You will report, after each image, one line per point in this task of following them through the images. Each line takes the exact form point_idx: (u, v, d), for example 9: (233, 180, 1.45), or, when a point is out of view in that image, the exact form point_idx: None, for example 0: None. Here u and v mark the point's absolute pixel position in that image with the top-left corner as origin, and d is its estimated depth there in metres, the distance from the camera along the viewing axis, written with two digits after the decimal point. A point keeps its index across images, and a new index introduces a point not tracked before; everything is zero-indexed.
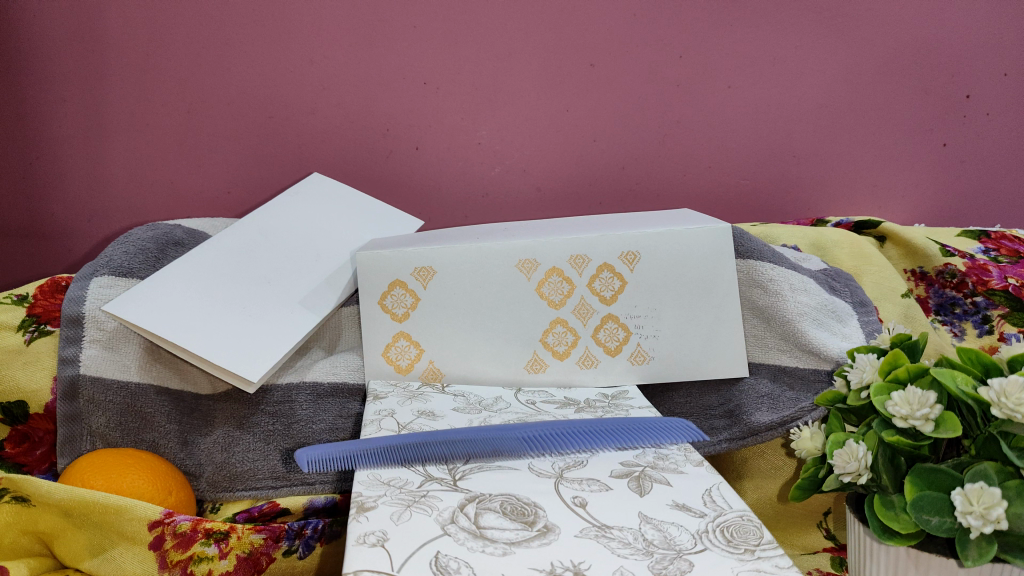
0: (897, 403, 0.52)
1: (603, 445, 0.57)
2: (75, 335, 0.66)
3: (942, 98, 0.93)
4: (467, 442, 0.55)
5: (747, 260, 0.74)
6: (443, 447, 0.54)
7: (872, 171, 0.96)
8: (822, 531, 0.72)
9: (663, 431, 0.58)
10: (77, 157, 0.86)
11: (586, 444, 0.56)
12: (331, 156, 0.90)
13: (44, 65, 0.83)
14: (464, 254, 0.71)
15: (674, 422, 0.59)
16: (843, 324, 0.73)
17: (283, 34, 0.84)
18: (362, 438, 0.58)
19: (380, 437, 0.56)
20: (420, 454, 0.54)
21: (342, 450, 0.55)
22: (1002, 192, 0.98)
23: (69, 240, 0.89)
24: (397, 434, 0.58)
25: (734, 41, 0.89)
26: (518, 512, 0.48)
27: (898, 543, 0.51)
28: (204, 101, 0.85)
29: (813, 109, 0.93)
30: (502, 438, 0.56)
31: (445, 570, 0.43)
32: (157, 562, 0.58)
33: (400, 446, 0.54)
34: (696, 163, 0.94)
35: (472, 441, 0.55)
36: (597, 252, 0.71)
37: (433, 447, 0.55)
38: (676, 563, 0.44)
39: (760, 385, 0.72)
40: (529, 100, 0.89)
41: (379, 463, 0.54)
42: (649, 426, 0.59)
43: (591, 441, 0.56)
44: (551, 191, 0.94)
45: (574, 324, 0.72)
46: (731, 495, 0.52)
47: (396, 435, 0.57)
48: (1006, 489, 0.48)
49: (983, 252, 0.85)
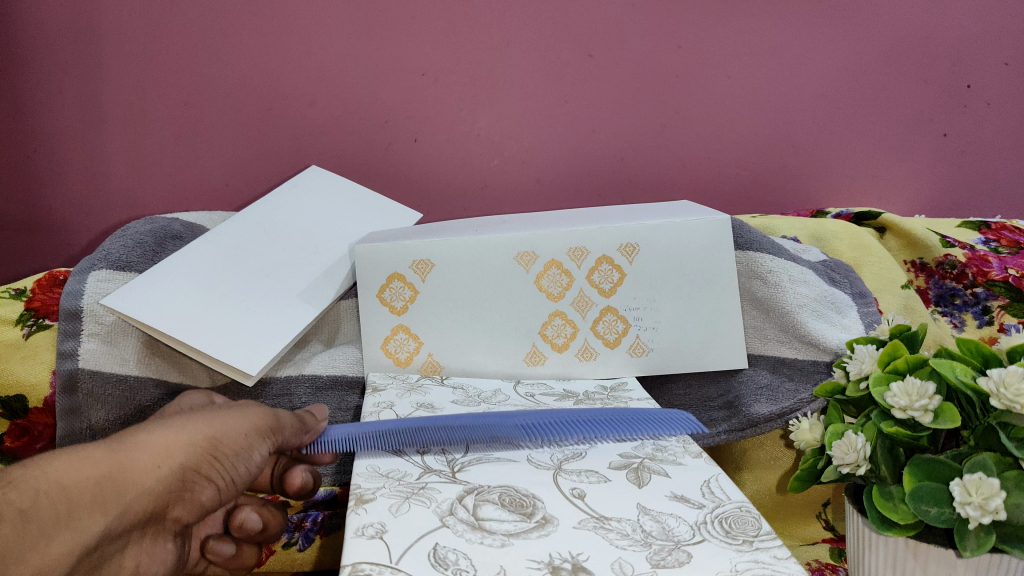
0: (896, 394, 0.52)
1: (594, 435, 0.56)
2: (75, 329, 0.66)
3: (943, 87, 0.93)
4: (461, 429, 0.55)
5: (746, 251, 0.74)
6: (442, 432, 0.54)
7: (873, 162, 0.96)
8: (822, 522, 0.73)
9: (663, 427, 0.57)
10: (77, 150, 0.85)
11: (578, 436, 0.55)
12: (330, 147, 0.89)
13: (41, 57, 0.82)
14: (462, 246, 0.71)
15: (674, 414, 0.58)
16: (843, 315, 0.73)
17: (282, 25, 0.84)
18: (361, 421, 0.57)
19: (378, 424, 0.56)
20: (417, 440, 0.54)
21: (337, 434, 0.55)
22: (1002, 181, 0.98)
23: (68, 234, 0.88)
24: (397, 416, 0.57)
25: (735, 30, 0.88)
26: (516, 503, 0.48)
27: (897, 534, 0.51)
28: (203, 93, 0.85)
29: (814, 99, 0.92)
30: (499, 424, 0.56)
31: (443, 563, 0.43)
32: None
33: (398, 432, 0.54)
34: (696, 153, 0.93)
35: (468, 429, 0.55)
36: (596, 244, 0.71)
37: (430, 433, 0.55)
38: (675, 554, 0.44)
39: (760, 376, 0.73)
40: (528, 91, 0.89)
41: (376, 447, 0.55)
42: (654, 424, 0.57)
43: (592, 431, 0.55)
44: (550, 183, 0.93)
45: (574, 316, 0.72)
46: (730, 486, 0.51)
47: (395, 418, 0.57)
48: (1005, 480, 0.48)
49: (983, 243, 0.84)
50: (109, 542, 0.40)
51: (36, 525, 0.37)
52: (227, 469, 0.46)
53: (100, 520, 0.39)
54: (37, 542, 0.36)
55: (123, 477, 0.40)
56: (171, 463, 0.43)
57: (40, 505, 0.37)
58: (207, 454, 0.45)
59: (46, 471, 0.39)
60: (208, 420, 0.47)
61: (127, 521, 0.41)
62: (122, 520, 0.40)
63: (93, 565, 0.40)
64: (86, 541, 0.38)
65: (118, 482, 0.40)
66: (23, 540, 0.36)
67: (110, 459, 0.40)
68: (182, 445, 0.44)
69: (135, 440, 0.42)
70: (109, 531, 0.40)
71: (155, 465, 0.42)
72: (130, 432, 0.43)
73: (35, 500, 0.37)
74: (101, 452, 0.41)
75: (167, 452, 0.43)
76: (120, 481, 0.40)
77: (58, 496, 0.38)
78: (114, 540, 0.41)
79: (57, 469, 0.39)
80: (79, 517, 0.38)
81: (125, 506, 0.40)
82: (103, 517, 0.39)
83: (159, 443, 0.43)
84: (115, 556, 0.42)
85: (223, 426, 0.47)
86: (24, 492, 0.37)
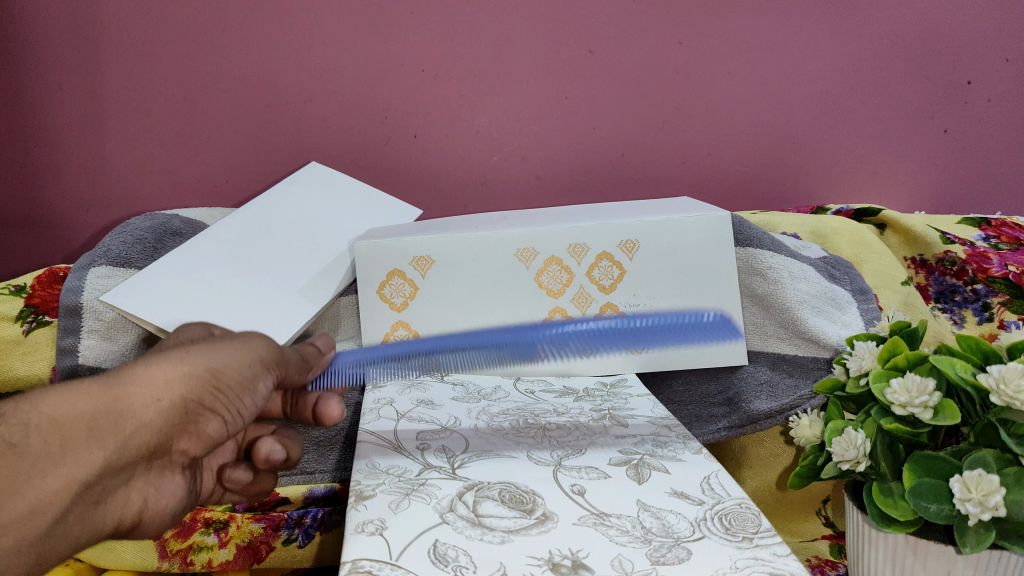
0: (896, 391, 0.52)
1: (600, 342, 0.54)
2: (75, 325, 0.66)
3: (943, 83, 0.93)
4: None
5: (746, 248, 0.74)
6: (454, 358, 0.58)
7: (874, 159, 0.96)
8: (822, 519, 0.73)
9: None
10: (76, 146, 0.85)
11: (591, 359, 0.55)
12: (329, 144, 0.89)
13: (41, 53, 0.82)
14: (462, 242, 0.71)
15: None
16: (843, 312, 0.73)
17: (281, 21, 0.83)
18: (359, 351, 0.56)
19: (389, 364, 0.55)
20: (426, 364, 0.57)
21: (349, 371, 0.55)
22: (1002, 178, 0.98)
23: (67, 230, 0.88)
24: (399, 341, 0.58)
25: (736, 26, 0.88)
26: (516, 500, 0.49)
27: (897, 531, 0.51)
28: (202, 89, 0.85)
29: (814, 96, 0.92)
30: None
31: (444, 559, 0.43)
32: (157, 551, 0.64)
33: (412, 357, 0.56)
34: (696, 150, 0.93)
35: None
36: (596, 240, 0.71)
37: (441, 357, 0.58)
38: (675, 551, 0.44)
39: (760, 373, 0.72)
40: (529, 88, 0.89)
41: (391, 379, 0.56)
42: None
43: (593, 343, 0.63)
44: (550, 180, 0.93)
45: (574, 313, 0.72)
46: (730, 482, 0.51)
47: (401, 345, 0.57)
48: (1005, 476, 0.48)
49: (983, 239, 0.84)
50: (110, 474, 0.40)
51: (29, 461, 0.36)
52: (232, 400, 0.44)
53: (99, 454, 0.38)
54: (31, 477, 0.36)
55: (120, 412, 0.39)
56: (171, 398, 0.40)
57: (33, 439, 0.36)
58: (210, 387, 0.42)
59: (40, 404, 0.37)
60: (211, 349, 0.43)
61: (126, 454, 0.40)
62: (121, 454, 0.39)
63: (94, 496, 0.40)
64: (85, 474, 0.38)
65: (114, 417, 0.38)
66: (16, 475, 0.35)
67: (104, 393, 0.38)
68: (183, 377, 0.41)
69: (132, 371, 0.40)
70: (107, 464, 0.39)
71: (154, 399, 0.40)
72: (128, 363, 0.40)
73: (28, 435, 0.36)
74: (95, 385, 0.38)
75: (167, 385, 0.40)
76: (116, 416, 0.38)
77: (51, 432, 0.37)
78: (114, 471, 0.40)
79: (48, 402, 0.37)
80: (75, 452, 0.37)
81: (125, 440, 0.39)
82: (100, 451, 0.38)
83: (158, 376, 0.40)
84: (119, 485, 0.42)
85: (228, 355, 0.44)
86: (15, 427, 0.36)
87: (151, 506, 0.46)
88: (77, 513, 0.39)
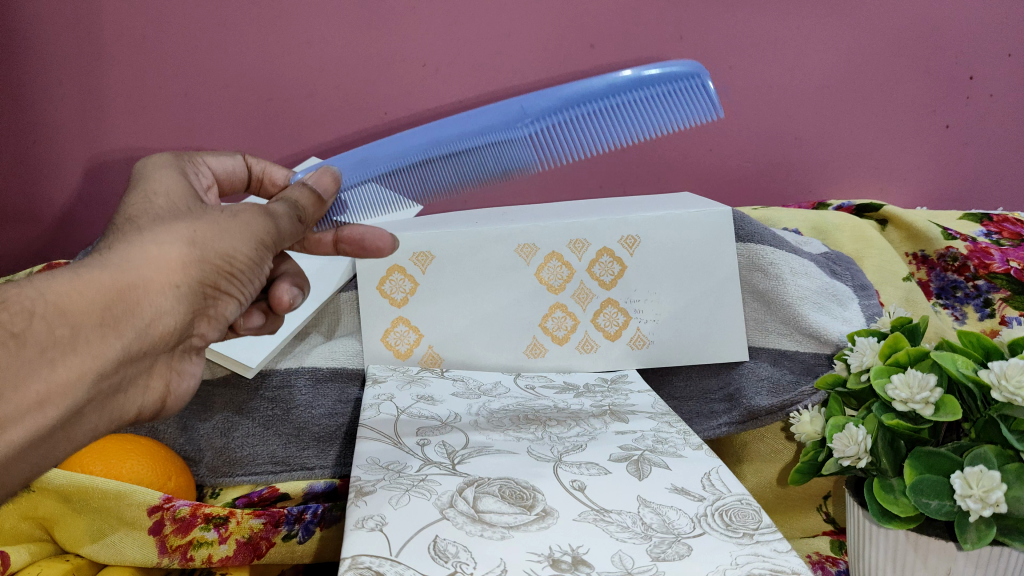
0: (897, 387, 0.52)
1: (563, 115, 0.54)
2: None
3: (946, 79, 0.92)
4: (454, 157, 0.55)
5: (747, 243, 0.73)
6: (445, 163, 0.55)
7: (875, 154, 0.95)
8: (822, 515, 0.73)
9: (693, 101, 0.56)
10: (76, 141, 0.85)
11: (571, 139, 0.55)
12: (329, 140, 0.89)
13: (40, 48, 0.81)
14: (462, 238, 0.71)
15: (691, 93, 0.56)
16: (844, 307, 0.74)
17: (280, 16, 0.83)
18: (354, 157, 0.54)
19: (381, 181, 0.56)
20: (423, 174, 0.56)
21: (344, 195, 0.56)
22: (1003, 175, 0.97)
23: (68, 226, 0.88)
24: (394, 137, 0.54)
25: (738, 21, 0.87)
26: (517, 496, 0.48)
27: (897, 526, 0.51)
28: (202, 84, 0.84)
29: (816, 91, 0.91)
30: (480, 151, 0.55)
31: (444, 555, 0.43)
32: (157, 547, 0.63)
33: (405, 160, 0.54)
34: (697, 147, 0.93)
35: (460, 160, 0.56)
36: (597, 236, 0.71)
37: (437, 161, 0.55)
38: (675, 547, 0.44)
39: (760, 369, 0.72)
40: (529, 83, 0.88)
41: (403, 202, 0.58)
42: (687, 100, 0.56)
43: (609, 122, 0.55)
44: (551, 176, 0.93)
45: (574, 308, 0.72)
46: (731, 479, 0.51)
47: (393, 141, 0.54)
48: (1005, 472, 0.48)
49: (985, 235, 0.84)
50: (127, 365, 0.38)
51: (36, 350, 0.34)
52: (244, 284, 0.43)
53: (114, 344, 0.37)
54: (40, 367, 0.34)
55: (129, 298, 0.37)
56: (179, 281, 0.39)
57: (37, 328, 0.34)
58: (223, 272, 0.41)
59: (42, 291, 0.34)
60: (218, 227, 0.41)
61: (141, 344, 0.38)
62: (138, 343, 0.38)
63: (113, 390, 0.39)
64: (100, 364, 0.36)
65: (127, 305, 0.37)
66: (24, 365, 0.33)
67: (113, 280, 0.36)
68: (196, 261, 0.39)
69: (139, 254, 0.38)
70: (122, 355, 0.37)
71: (167, 284, 0.38)
72: (132, 242, 0.38)
73: (30, 323, 0.34)
74: (99, 270, 0.36)
75: (177, 269, 0.39)
76: (124, 304, 0.37)
77: (57, 320, 0.34)
78: (130, 362, 0.38)
79: (52, 289, 0.35)
80: (87, 341, 0.35)
81: (138, 327, 0.37)
82: (112, 341, 0.36)
83: (163, 258, 0.38)
84: (139, 378, 0.41)
85: (233, 233, 0.41)
86: (17, 315, 0.34)
87: (174, 398, 0.44)
88: (95, 407, 0.38)
